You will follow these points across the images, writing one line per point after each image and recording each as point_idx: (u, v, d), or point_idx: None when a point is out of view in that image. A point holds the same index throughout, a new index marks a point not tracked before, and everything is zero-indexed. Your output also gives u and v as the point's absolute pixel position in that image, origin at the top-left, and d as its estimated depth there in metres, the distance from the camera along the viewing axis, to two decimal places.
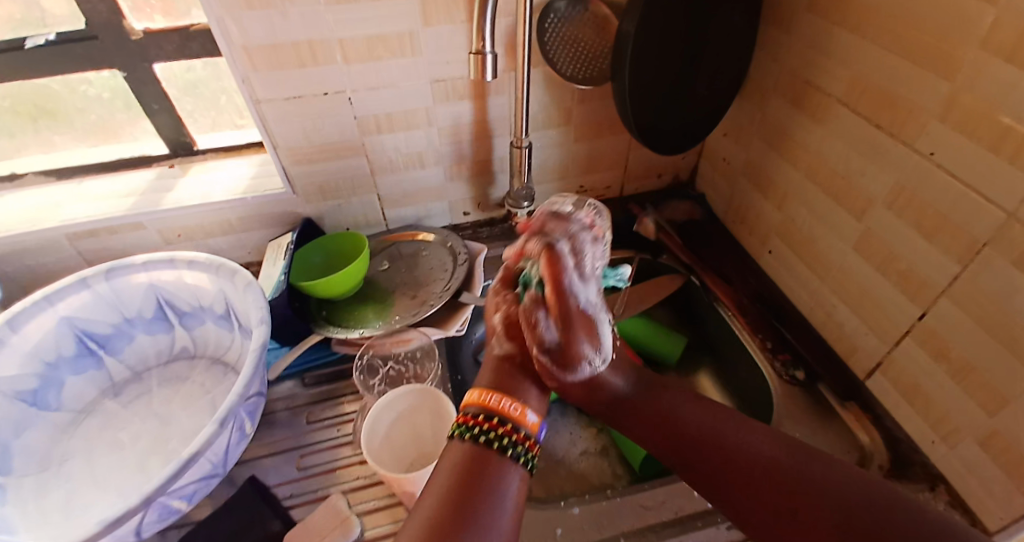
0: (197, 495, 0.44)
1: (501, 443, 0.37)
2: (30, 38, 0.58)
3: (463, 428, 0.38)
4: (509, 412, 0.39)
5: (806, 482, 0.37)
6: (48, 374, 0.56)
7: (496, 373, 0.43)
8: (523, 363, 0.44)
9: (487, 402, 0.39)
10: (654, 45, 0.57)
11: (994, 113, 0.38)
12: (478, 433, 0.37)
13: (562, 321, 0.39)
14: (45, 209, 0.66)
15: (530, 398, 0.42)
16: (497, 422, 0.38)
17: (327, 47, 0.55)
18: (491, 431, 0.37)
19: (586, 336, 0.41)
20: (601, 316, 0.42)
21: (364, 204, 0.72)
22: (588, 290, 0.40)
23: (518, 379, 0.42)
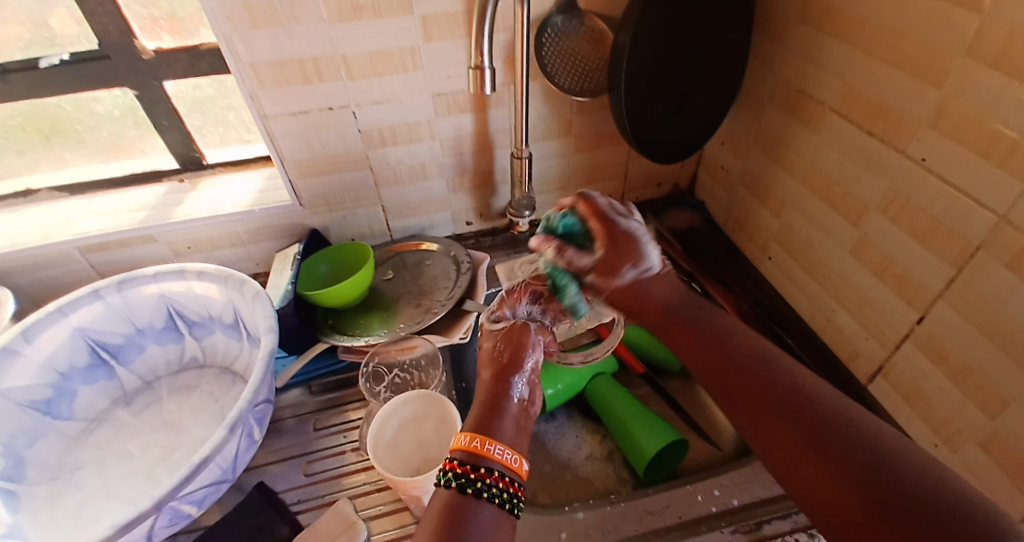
0: (207, 500, 0.45)
1: (490, 491, 0.34)
2: (45, 58, 0.60)
3: (448, 476, 0.35)
4: (508, 464, 0.36)
5: (832, 429, 0.30)
6: (60, 383, 0.57)
7: (486, 406, 0.40)
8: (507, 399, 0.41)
9: (484, 451, 0.36)
10: (650, 58, 0.58)
11: (982, 120, 0.39)
12: (464, 482, 0.34)
13: (608, 240, 0.47)
14: (57, 224, 0.68)
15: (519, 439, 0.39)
16: (495, 474, 0.35)
17: (333, 64, 0.57)
18: (487, 482, 0.34)
19: (639, 243, 0.47)
20: (644, 238, 0.47)
21: (369, 215, 0.73)
22: (630, 222, 0.48)
23: (506, 417, 0.40)
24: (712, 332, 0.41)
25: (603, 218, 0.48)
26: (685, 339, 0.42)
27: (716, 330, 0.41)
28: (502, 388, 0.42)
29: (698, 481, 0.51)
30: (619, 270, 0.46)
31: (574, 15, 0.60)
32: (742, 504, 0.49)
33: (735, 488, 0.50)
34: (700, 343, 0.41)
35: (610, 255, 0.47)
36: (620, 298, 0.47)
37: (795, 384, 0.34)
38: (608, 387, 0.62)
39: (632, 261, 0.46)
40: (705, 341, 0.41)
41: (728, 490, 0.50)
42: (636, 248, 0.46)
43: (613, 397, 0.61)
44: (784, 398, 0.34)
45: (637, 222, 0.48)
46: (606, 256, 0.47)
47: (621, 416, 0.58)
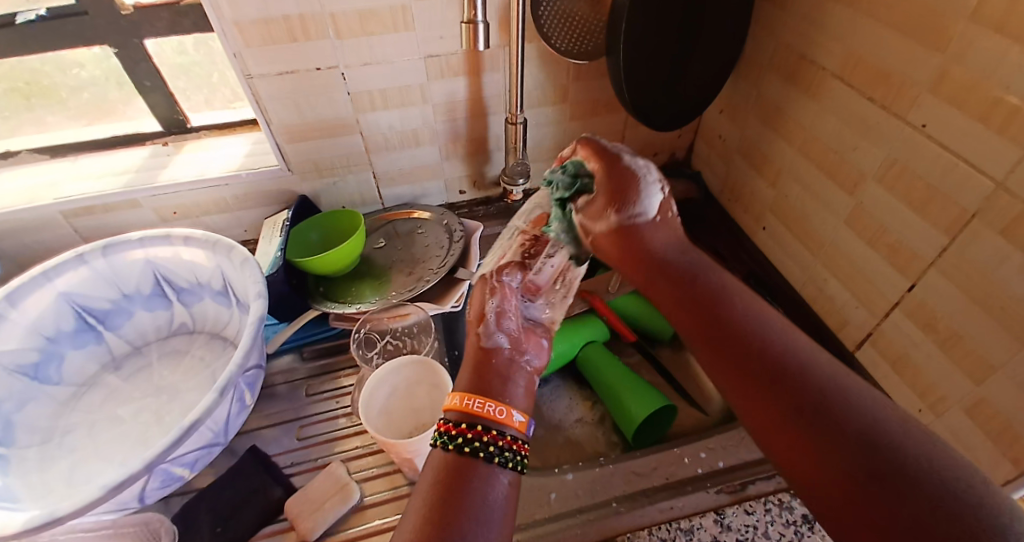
0: (199, 463, 0.45)
1: (474, 445, 0.35)
2: (22, 14, 0.57)
3: (445, 437, 0.36)
4: (491, 416, 0.37)
5: (793, 381, 0.30)
6: (48, 348, 0.56)
7: (479, 372, 0.41)
8: (505, 358, 0.42)
9: (465, 406, 0.37)
10: (650, 21, 0.56)
11: (985, 84, 0.38)
12: (461, 442, 0.36)
13: (610, 167, 0.44)
14: (39, 187, 0.66)
15: (515, 395, 0.40)
16: (479, 428, 0.36)
17: (320, 22, 0.55)
18: (472, 439, 0.36)
19: (641, 183, 0.42)
20: (651, 179, 0.43)
21: (360, 182, 0.72)
22: (640, 161, 0.44)
23: (504, 379, 0.40)
24: (695, 291, 0.37)
25: (605, 155, 0.45)
26: (674, 293, 0.38)
27: (706, 283, 0.37)
28: (489, 350, 0.42)
29: (684, 445, 0.52)
30: (608, 211, 0.42)
31: None
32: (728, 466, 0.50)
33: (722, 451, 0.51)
34: (687, 305, 0.37)
35: (613, 172, 0.43)
36: (612, 247, 0.43)
37: (766, 338, 0.32)
38: (600, 355, 0.62)
39: (621, 204, 0.42)
40: (698, 302, 0.36)
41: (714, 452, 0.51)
42: (636, 191, 0.42)
43: (603, 364, 0.61)
44: (785, 373, 0.30)
45: (648, 167, 0.44)
46: (603, 195, 0.43)
47: (609, 382, 0.59)
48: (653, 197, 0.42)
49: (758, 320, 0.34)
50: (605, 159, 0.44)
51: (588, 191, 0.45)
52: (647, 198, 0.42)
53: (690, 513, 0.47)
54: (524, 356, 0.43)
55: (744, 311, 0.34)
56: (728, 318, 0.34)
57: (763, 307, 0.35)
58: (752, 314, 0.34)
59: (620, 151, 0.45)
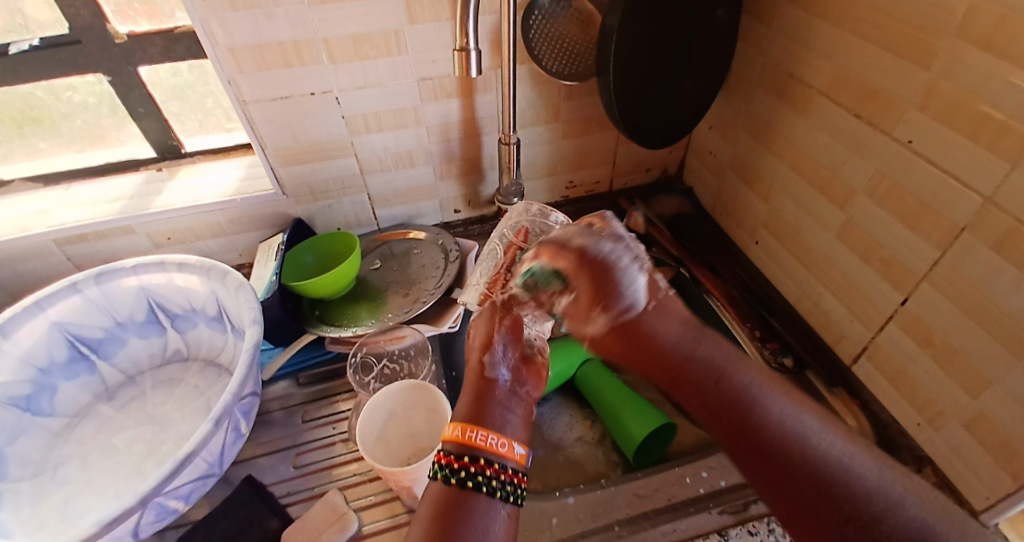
0: (194, 495, 0.45)
1: (476, 479, 0.34)
2: (14, 44, 0.58)
3: (447, 470, 0.35)
4: (495, 450, 0.36)
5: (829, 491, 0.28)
6: (40, 379, 0.55)
7: (477, 401, 0.40)
8: (506, 390, 0.41)
9: (466, 438, 0.36)
10: (640, 41, 0.57)
11: (972, 101, 0.39)
12: (463, 476, 0.34)
13: (589, 279, 0.37)
14: (31, 216, 0.66)
15: (514, 426, 0.39)
16: (481, 462, 0.35)
17: (314, 48, 0.55)
18: (475, 472, 0.35)
19: (617, 274, 0.37)
20: (627, 264, 0.37)
21: (355, 203, 0.72)
22: (612, 246, 0.38)
23: (502, 410, 0.39)
24: (718, 395, 0.33)
25: (568, 251, 0.38)
26: (697, 393, 0.34)
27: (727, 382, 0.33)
28: (489, 376, 0.41)
29: (686, 464, 0.52)
30: (593, 314, 0.38)
31: None
32: (731, 485, 0.50)
33: (724, 470, 0.51)
34: (718, 419, 0.33)
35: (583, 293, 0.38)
36: (608, 346, 0.39)
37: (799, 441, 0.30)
38: (597, 373, 0.62)
39: (607, 304, 0.37)
40: (727, 412, 0.32)
41: (716, 472, 0.51)
42: (616, 286, 0.37)
43: (600, 382, 0.61)
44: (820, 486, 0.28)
45: (631, 251, 0.38)
46: (584, 295, 0.38)
47: (608, 402, 0.58)
48: (638, 287, 0.37)
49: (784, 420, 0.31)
50: (592, 280, 0.37)
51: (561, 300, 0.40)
52: (635, 298, 0.37)
53: (693, 535, 0.46)
54: (522, 388, 0.42)
55: (779, 413, 0.31)
56: (754, 422, 0.31)
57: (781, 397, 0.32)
58: (776, 408, 0.31)
59: (610, 257, 0.37)
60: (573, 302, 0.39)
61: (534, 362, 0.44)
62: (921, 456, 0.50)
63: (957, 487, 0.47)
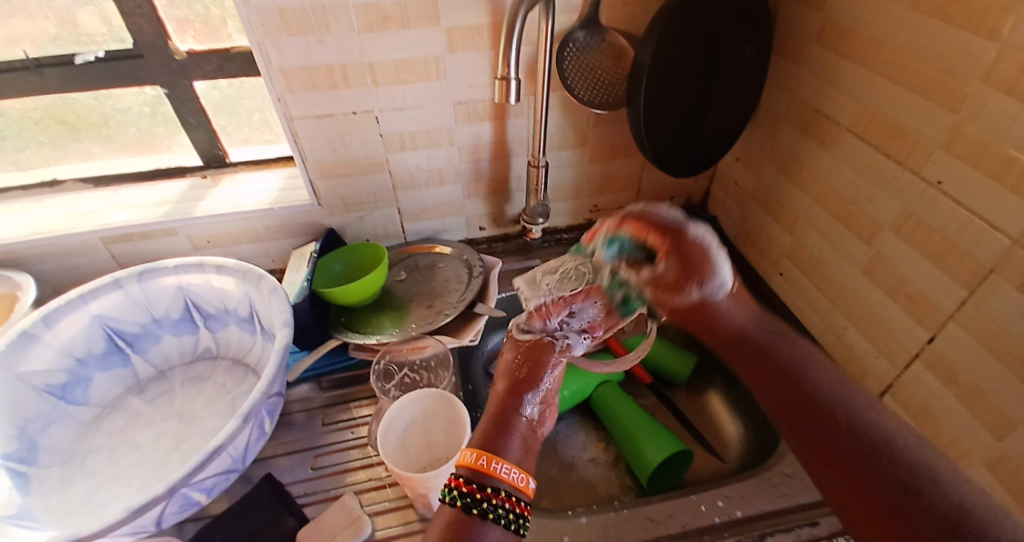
0: (216, 489, 0.46)
1: (495, 510, 0.35)
2: (80, 55, 0.62)
3: (469, 499, 0.35)
4: (515, 484, 0.37)
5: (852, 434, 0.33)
6: (77, 370, 0.58)
7: (494, 426, 0.40)
8: (524, 428, 0.41)
9: (483, 467, 0.37)
10: (669, 75, 0.60)
11: (998, 144, 0.39)
12: (484, 507, 0.35)
13: (679, 257, 0.42)
14: (82, 214, 0.70)
15: (524, 455, 0.40)
16: (501, 495, 0.36)
17: (359, 70, 0.59)
18: (495, 504, 0.35)
19: (710, 252, 0.42)
20: (715, 248, 0.42)
21: (385, 216, 0.74)
22: (699, 228, 0.42)
23: (515, 442, 0.40)
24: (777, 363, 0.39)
25: (665, 230, 0.43)
26: (759, 362, 0.40)
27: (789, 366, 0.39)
28: (514, 406, 0.42)
29: (702, 492, 0.51)
30: (684, 288, 0.43)
31: (595, 31, 0.61)
32: (746, 516, 0.49)
33: (740, 500, 0.50)
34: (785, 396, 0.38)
35: (679, 265, 0.42)
36: (687, 314, 0.45)
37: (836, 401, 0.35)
38: (615, 395, 0.62)
39: (699, 280, 0.42)
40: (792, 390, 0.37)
41: (732, 501, 0.50)
42: (708, 264, 0.41)
43: (619, 405, 0.61)
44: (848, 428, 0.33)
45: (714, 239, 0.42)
46: (673, 271, 0.43)
47: (624, 424, 0.58)
48: (724, 269, 0.42)
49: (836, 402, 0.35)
50: (686, 254, 0.42)
51: (657, 265, 0.43)
52: (719, 276, 0.42)
53: None
54: (539, 427, 0.43)
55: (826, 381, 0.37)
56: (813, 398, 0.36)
57: (847, 383, 0.36)
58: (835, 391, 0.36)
59: (703, 237, 0.42)
60: (656, 273, 0.44)
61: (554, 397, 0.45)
62: None
63: None
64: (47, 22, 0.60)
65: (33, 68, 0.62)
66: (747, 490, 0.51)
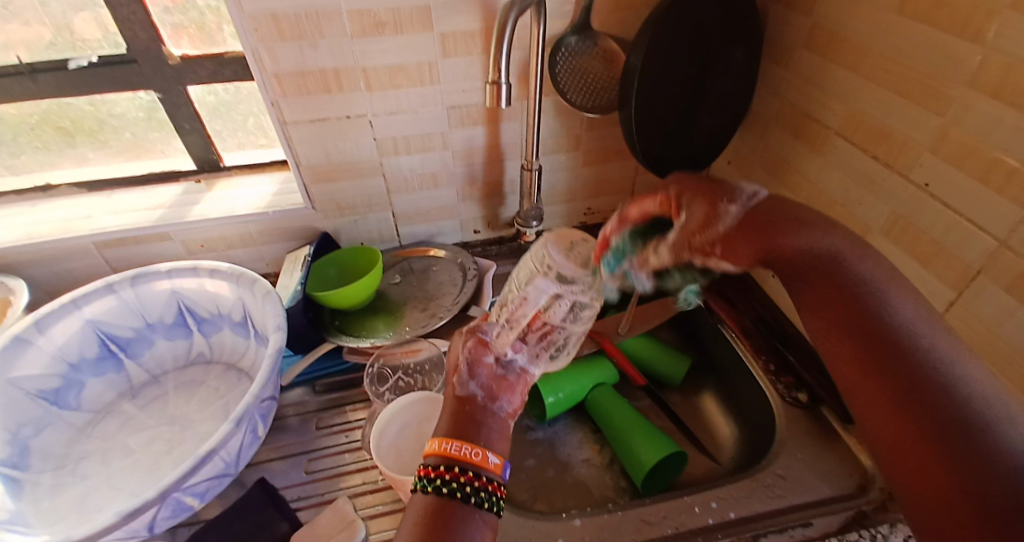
0: (210, 493, 0.46)
1: (464, 490, 0.36)
2: (74, 60, 0.62)
3: (424, 480, 0.37)
4: (469, 459, 0.38)
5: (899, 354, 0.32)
6: (69, 374, 0.58)
7: (454, 419, 0.42)
8: (474, 410, 0.42)
9: (446, 451, 0.38)
10: (660, 79, 0.60)
11: (982, 148, 0.40)
12: (440, 485, 0.36)
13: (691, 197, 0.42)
14: (76, 219, 0.70)
15: (491, 438, 0.41)
16: (456, 470, 0.37)
17: (353, 75, 0.59)
18: (450, 480, 0.36)
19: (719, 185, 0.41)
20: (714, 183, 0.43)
21: (379, 220, 0.75)
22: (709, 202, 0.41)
23: (478, 424, 0.41)
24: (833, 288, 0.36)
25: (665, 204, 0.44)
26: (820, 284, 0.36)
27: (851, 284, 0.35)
28: (461, 397, 0.43)
29: (695, 494, 0.51)
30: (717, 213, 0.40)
31: (586, 36, 0.61)
32: (739, 517, 0.49)
33: (733, 501, 0.51)
34: (816, 306, 0.37)
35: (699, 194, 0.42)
36: (740, 244, 0.39)
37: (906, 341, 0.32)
38: (607, 397, 0.62)
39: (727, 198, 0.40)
40: (826, 297, 0.36)
41: (725, 502, 0.50)
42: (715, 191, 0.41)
43: (612, 406, 0.61)
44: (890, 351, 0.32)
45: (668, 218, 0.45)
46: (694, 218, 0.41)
47: (619, 427, 0.58)
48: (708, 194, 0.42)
49: (929, 337, 0.32)
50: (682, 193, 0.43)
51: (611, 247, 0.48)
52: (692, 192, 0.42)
53: None
54: (495, 403, 0.44)
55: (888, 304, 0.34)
56: (880, 328, 0.33)
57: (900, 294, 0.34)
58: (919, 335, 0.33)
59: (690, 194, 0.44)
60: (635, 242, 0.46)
61: (505, 380, 0.46)
62: None
63: None
64: (40, 27, 0.60)
65: (28, 74, 0.62)
66: (741, 491, 0.51)
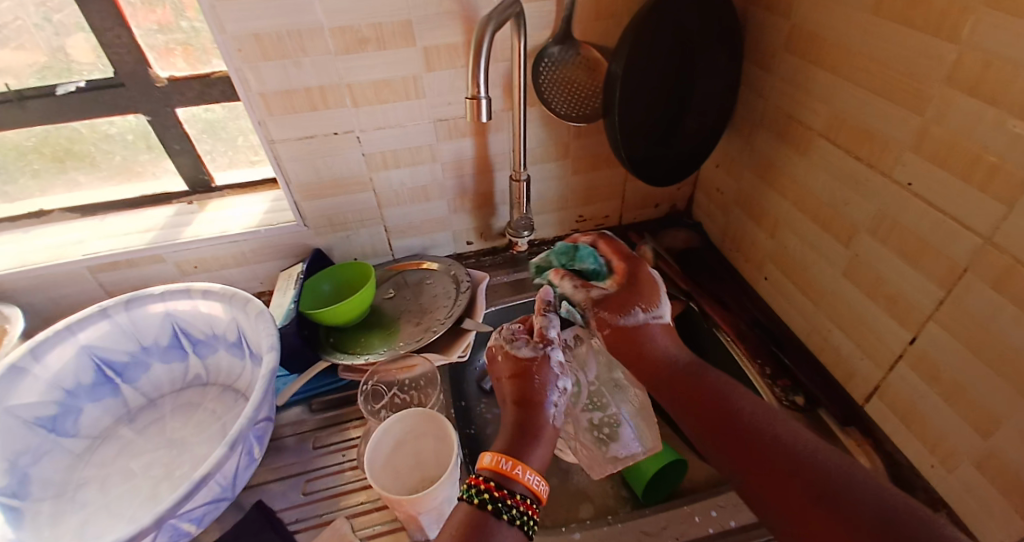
0: (206, 518, 0.46)
1: (509, 512, 0.38)
2: (62, 86, 0.63)
3: (473, 492, 0.39)
4: (520, 481, 0.39)
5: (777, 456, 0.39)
6: (66, 400, 0.58)
7: (512, 435, 0.45)
8: (527, 424, 0.45)
9: (499, 468, 0.40)
10: (643, 86, 0.60)
11: (962, 145, 0.40)
12: (485, 499, 0.38)
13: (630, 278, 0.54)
14: (68, 244, 0.70)
15: (535, 456, 0.43)
16: (505, 491, 0.39)
17: (338, 93, 0.59)
18: (496, 499, 0.38)
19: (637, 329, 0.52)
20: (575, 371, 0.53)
21: (372, 235, 0.75)
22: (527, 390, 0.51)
23: (534, 439, 0.44)
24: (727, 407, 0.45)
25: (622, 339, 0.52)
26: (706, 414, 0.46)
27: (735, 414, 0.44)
28: (527, 414, 0.46)
29: (696, 502, 0.52)
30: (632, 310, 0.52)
31: (569, 45, 0.62)
32: (740, 524, 0.50)
33: (733, 509, 0.51)
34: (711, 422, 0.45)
35: (622, 295, 0.53)
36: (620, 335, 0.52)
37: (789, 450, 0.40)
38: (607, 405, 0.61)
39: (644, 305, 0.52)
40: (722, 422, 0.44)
41: (725, 510, 0.51)
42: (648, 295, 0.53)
43: None
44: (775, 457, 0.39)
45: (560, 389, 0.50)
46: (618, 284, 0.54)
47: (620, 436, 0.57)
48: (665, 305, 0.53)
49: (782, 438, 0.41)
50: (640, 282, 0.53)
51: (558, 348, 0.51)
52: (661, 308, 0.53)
53: None
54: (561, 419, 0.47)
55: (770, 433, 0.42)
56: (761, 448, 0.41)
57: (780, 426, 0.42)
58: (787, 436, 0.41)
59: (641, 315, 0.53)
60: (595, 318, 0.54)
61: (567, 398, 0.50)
62: (937, 498, 0.49)
63: (972, 530, 0.46)
64: (27, 53, 0.61)
65: (16, 101, 0.62)
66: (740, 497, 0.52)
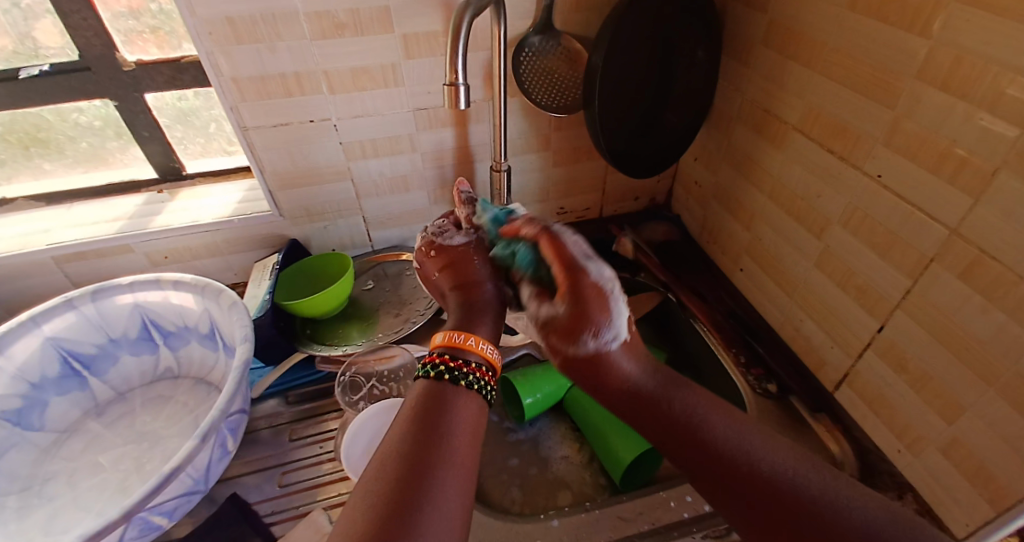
0: (178, 512, 0.45)
1: (467, 379, 0.38)
2: (23, 69, 0.60)
3: (431, 368, 0.38)
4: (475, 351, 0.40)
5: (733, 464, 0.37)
6: (31, 394, 0.56)
7: (462, 311, 0.45)
8: (471, 303, 0.46)
9: (454, 342, 0.40)
10: (623, 77, 0.60)
11: (931, 139, 0.41)
12: (445, 372, 0.38)
13: (576, 299, 0.39)
14: (32, 234, 0.67)
15: (487, 328, 0.44)
16: (462, 361, 0.39)
17: (314, 79, 0.58)
18: (455, 369, 0.38)
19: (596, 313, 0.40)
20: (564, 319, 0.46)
21: (350, 226, 0.74)
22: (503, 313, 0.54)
23: (480, 311, 0.45)
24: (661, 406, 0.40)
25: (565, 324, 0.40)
26: (645, 414, 0.41)
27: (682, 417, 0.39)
28: (465, 294, 0.48)
29: (671, 488, 0.54)
30: (581, 338, 0.39)
31: (550, 35, 0.62)
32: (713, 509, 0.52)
33: None
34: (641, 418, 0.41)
35: (570, 320, 0.39)
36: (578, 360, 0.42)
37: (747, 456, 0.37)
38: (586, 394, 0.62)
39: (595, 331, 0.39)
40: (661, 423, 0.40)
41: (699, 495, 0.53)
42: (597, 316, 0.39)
43: (589, 404, 0.60)
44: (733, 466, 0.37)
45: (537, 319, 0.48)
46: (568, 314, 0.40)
47: (598, 425, 0.58)
48: (622, 318, 0.40)
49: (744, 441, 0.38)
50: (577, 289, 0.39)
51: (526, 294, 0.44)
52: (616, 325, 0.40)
53: None
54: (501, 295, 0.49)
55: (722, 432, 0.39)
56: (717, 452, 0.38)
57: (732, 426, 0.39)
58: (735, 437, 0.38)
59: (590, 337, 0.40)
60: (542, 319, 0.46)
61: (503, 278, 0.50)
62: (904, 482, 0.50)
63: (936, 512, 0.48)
64: None
65: None
66: None
